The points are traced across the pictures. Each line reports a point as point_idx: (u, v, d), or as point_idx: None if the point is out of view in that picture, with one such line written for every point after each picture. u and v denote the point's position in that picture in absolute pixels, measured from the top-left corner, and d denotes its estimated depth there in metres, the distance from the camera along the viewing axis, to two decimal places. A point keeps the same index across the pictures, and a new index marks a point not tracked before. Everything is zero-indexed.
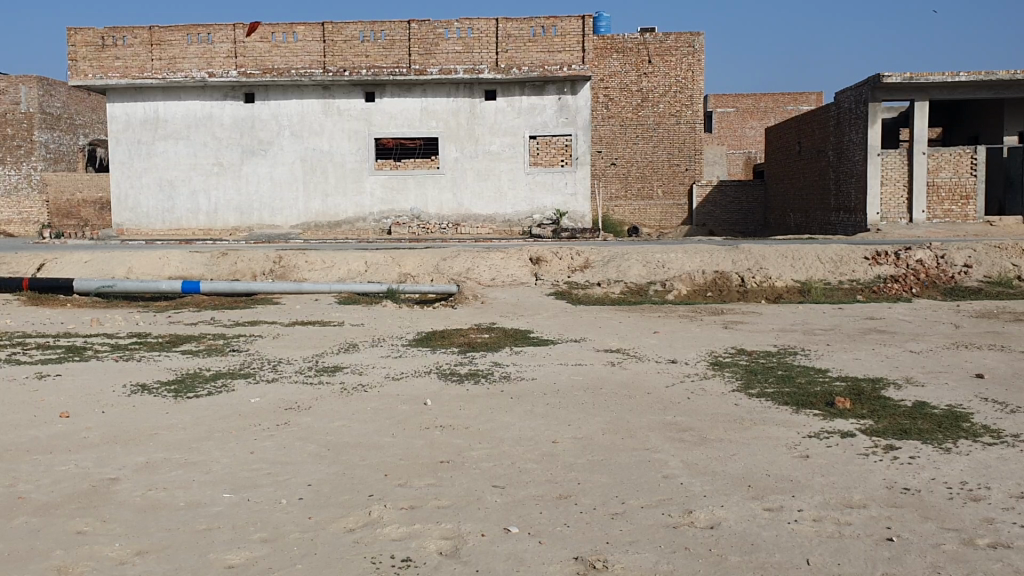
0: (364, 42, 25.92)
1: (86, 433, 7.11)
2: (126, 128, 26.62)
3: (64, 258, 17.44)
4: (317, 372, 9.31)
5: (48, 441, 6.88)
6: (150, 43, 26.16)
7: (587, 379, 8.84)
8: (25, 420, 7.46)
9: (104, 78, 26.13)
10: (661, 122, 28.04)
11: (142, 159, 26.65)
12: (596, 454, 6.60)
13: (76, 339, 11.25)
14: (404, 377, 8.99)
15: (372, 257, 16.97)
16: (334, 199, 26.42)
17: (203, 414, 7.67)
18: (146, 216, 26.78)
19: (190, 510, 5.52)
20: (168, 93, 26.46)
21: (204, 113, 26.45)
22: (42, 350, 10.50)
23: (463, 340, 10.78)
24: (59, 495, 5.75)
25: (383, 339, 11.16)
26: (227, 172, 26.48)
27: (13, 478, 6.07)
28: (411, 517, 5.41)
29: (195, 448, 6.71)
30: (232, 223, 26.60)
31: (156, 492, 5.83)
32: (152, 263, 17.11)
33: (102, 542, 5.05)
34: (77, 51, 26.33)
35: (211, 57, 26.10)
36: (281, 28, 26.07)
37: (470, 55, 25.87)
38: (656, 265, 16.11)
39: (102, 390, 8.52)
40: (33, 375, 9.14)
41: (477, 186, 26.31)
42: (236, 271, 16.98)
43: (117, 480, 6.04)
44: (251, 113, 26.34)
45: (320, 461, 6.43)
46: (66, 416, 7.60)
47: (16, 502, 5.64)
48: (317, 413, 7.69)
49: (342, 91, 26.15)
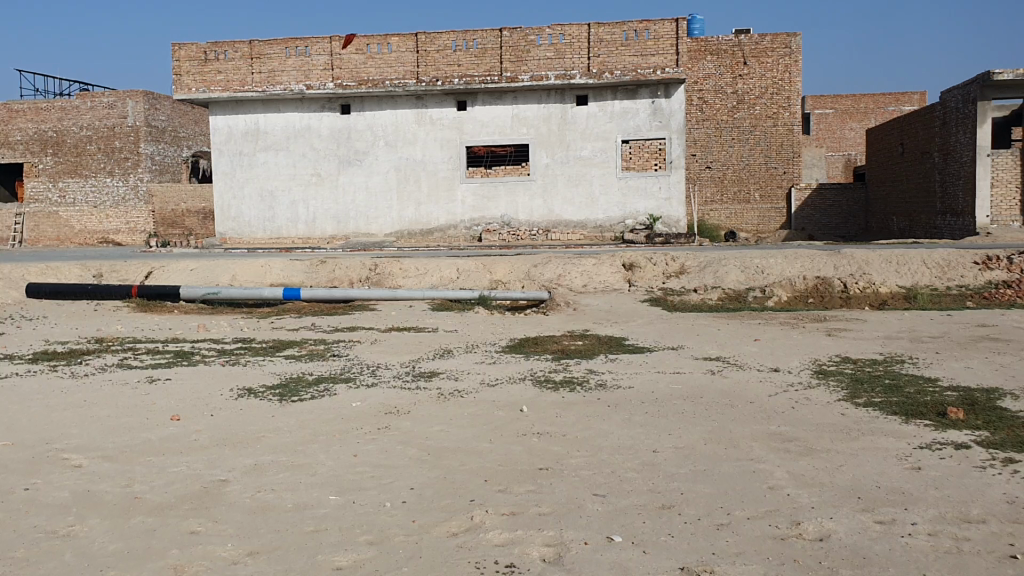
0: (456, 51, 26.22)
1: (197, 436, 7.34)
2: (228, 139, 27.48)
3: (171, 266, 18.09)
4: (414, 377, 9.41)
5: (162, 443, 7.13)
6: (250, 57, 26.97)
7: (686, 388, 8.70)
8: (139, 423, 7.75)
9: (206, 92, 27.02)
10: (757, 124, 27.57)
11: (244, 169, 27.49)
12: (698, 464, 6.48)
13: (184, 344, 11.64)
14: (500, 384, 9.00)
15: (464, 264, 17.10)
16: (426, 207, 26.75)
17: (307, 417, 7.83)
18: (247, 225, 27.59)
19: (298, 512, 5.62)
20: (268, 105, 27.18)
21: (302, 125, 27.10)
22: (152, 355, 10.88)
23: (557, 347, 10.76)
24: (172, 496, 5.94)
25: (478, 346, 11.22)
26: (325, 182, 27.13)
27: (130, 478, 6.32)
28: (512, 524, 5.40)
29: (300, 451, 6.86)
30: (329, 233, 27.25)
31: (262, 494, 5.95)
32: (254, 271, 17.58)
33: (215, 542, 5.18)
34: (182, 66, 27.26)
35: (309, 69, 26.77)
36: (376, 39, 26.53)
37: (562, 61, 25.84)
38: (753, 270, 15.81)
39: (210, 394, 8.77)
40: (144, 379, 9.49)
41: (569, 192, 26.26)
42: (333, 279, 17.32)
43: (227, 481, 6.21)
44: (348, 124, 26.90)
45: (421, 466, 6.48)
46: (178, 418, 7.86)
47: (133, 502, 5.86)
48: (416, 418, 7.76)
49: (435, 100, 26.47)
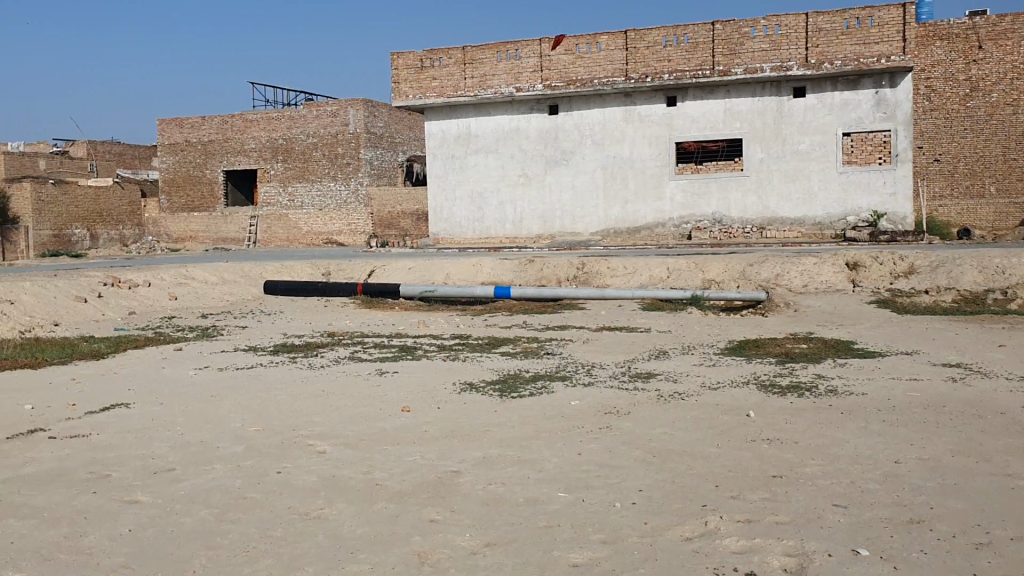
0: (666, 47, 25.90)
1: (427, 427, 7.63)
2: (441, 143, 28.63)
3: (391, 265, 18.99)
4: (632, 378, 9.37)
5: (395, 434, 7.48)
6: (463, 62, 27.90)
7: (926, 396, 8.14)
8: (373, 414, 8.17)
9: (422, 98, 28.23)
10: (994, 112, 25.50)
11: (456, 172, 28.51)
12: (948, 478, 6.04)
13: (407, 339, 12.16)
14: (722, 387, 8.79)
15: (675, 263, 16.88)
16: (634, 205, 26.62)
17: (529, 413, 7.96)
18: (458, 226, 28.60)
19: (530, 506, 5.72)
20: (479, 109, 28.00)
21: (511, 126, 27.71)
22: (378, 349, 11.44)
23: (779, 350, 10.39)
24: (410, 485, 6.21)
25: (694, 347, 11.02)
26: (532, 183, 27.60)
27: (369, 467, 6.66)
28: (749, 531, 5.24)
29: (525, 446, 6.98)
30: (536, 232, 27.71)
31: (494, 487, 6.10)
32: (468, 270, 18.16)
33: (455, 532, 5.35)
34: (400, 74, 28.65)
35: (519, 72, 27.33)
36: (585, 39, 26.70)
37: (778, 52, 24.97)
38: (993, 270, 14.62)
39: (435, 387, 9.11)
40: (374, 372, 10.01)
41: (785, 189, 25.35)
42: (544, 278, 17.60)
43: (460, 473, 6.40)
44: (556, 125, 27.23)
45: (648, 467, 6.43)
46: (407, 410, 8.21)
47: (374, 489, 6.17)
48: (638, 419, 7.71)
49: (644, 97, 26.33)
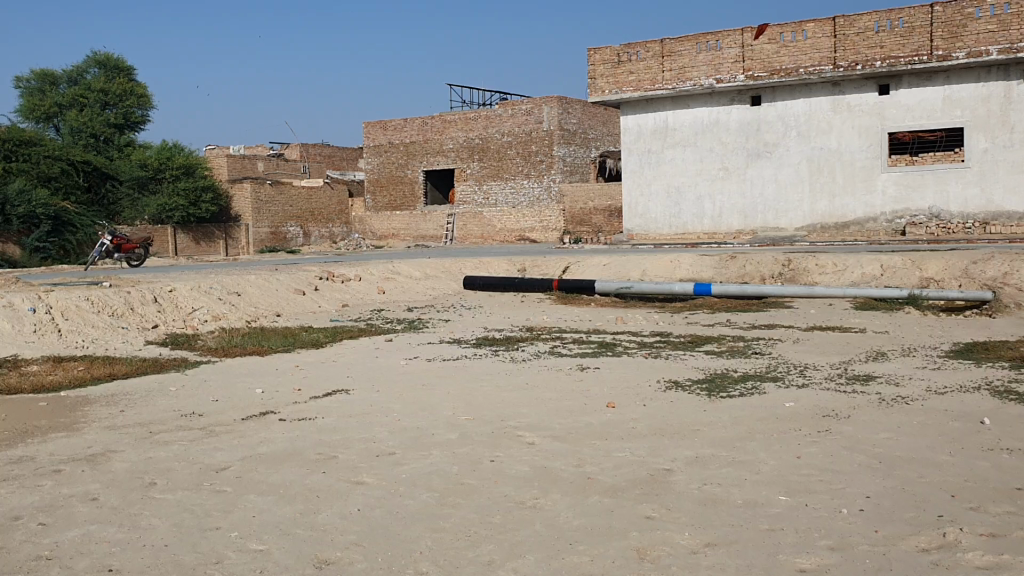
0: (879, 32, 24.55)
1: (635, 423, 7.61)
2: (638, 137, 28.77)
3: (587, 261, 19.12)
4: (847, 380, 8.94)
5: (605, 429, 7.50)
6: (661, 55, 27.76)
7: None
8: (580, 408, 8.22)
9: (618, 92, 28.40)
10: None
11: (652, 166, 28.51)
12: None
13: (607, 335, 12.18)
14: (949, 392, 8.22)
15: (888, 260, 16.03)
16: (842, 199, 25.46)
17: (740, 413, 7.77)
18: (654, 221, 28.58)
19: (750, 508, 5.57)
20: (677, 102, 27.88)
21: (711, 119, 27.34)
22: (579, 345, 11.53)
23: (1013, 354, 9.61)
24: (624, 480, 6.21)
25: (914, 349, 10.38)
26: (732, 176, 27.07)
27: (581, 461, 6.71)
28: (993, 547, 4.87)
29: (739, 447, 6.81)
30: (736, 227, 27.15)
31: (711, 486, 5.99)
32: (667, 267, 18.01)
33: (673, 529, 5.30)
34: (596, 69, 29.00)
35: (720, 63, 26.83)
36: (790, 27, 25.83)
37: (1006, 33, 22.89)
38: None
39: (640, 384, 9.06)
40: (576, 367, 10.09)
41: (1014, 181, 23.14)
42: (745, 274, 17.18)
43: (673, 470, 6.33)
44: (757, 116, 26.58)
45: (873, 473, 6.11)
46: (614, 405, 8.21)
47: (588, 483, 6.21)
48: (858, 423, 7.35)
49: (853, 86, 25.13)
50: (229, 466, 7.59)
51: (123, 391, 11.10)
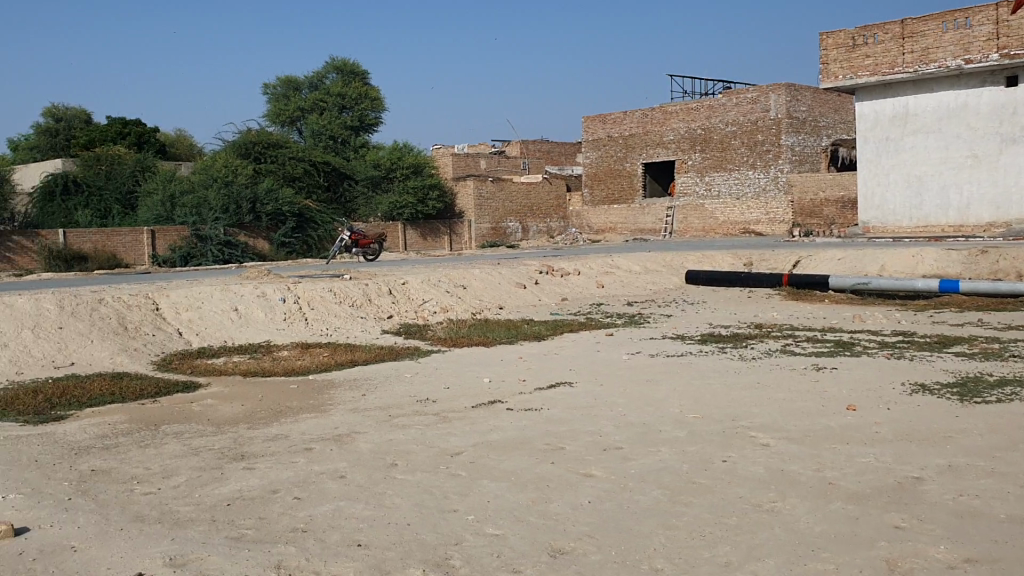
0: None
1: (877, 428, 7.23)
2: (875, 125, 27.37)
3: (818, 257, 18.36)
4: None
5: (845, 432, 7.17)
6: (902, 37, 26.19)
7: None
8: (817, 409, 7.91)
9: (853, 78, 27.17)
10: None
11: (891, 155, 27.04)
12: None
13: (842, 334, 11.62)
14: None
15: None
16: None
17: (999, 421, 7.18)
18: (892, 213, 27.08)
19: (1015, 524, 5.14)
20: (920, 85, 26.19)
21: (957, 104, 25.42)
22: (813, 343, 11.08)
23: None
24: (868, 487, 5.93)
25: None
26: (982, 164, 25.02)
27: (820, 464, 6.46)
28: None
29: (999, 457, 6.29)
30: (986, 219, 25.03)
31: (968, 498, 5.57)
32: (908, 262, 16.99)
33: (926, 541, 4.99)
34: (829, 54, 27.79)
35: (969, 42, 24.86)
36: None
37: None
38: None
39: (882, 386, 8.59)
40: (811, 367, 9.71)
41: None
42: (998, 270, 15.92)
43: (923, 479, 5.96)
44: (1013, 97, 24.33)
45: None
46: (854, 408, 7.83)
47: (828, 488, 5.98)
48: None
49: None
50: (463, 451, 7.90)
51: (363, 376, 11.85)
